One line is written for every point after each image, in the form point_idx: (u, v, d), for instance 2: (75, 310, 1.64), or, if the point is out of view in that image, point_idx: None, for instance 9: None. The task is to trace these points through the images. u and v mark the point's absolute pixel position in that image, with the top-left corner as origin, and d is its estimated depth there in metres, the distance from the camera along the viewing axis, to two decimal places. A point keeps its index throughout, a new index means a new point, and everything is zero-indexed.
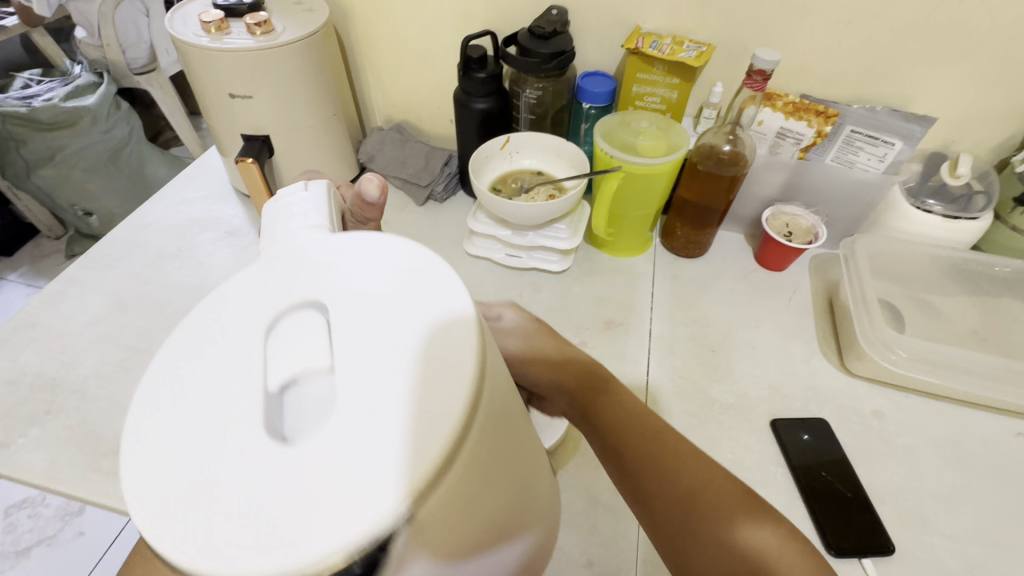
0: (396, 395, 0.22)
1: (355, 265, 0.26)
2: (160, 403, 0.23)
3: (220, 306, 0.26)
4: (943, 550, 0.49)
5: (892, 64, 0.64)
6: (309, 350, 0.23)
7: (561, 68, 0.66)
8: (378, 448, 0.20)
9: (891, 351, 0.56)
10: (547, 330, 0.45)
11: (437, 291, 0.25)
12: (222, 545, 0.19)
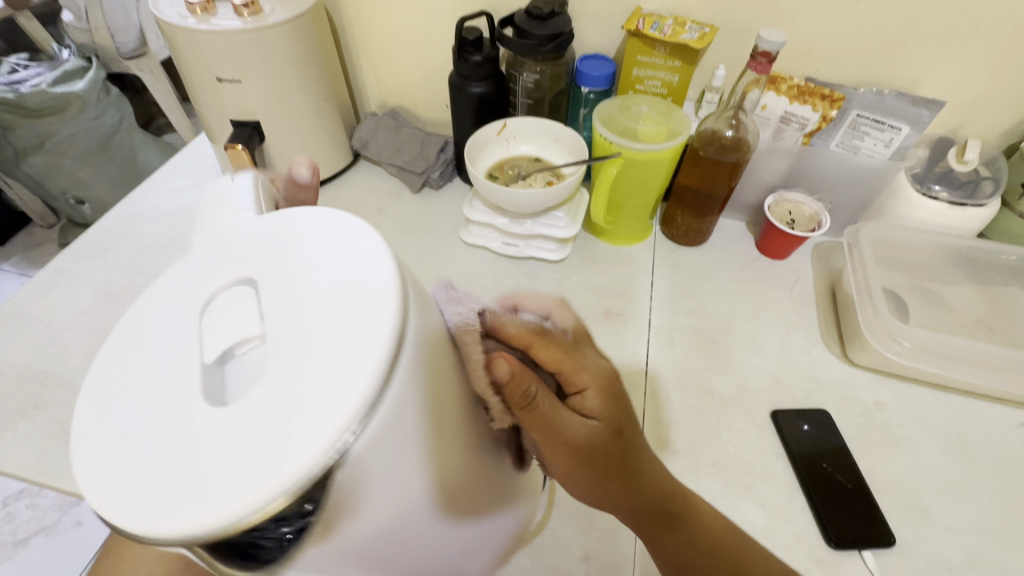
0: (317, 344, 0.21)
1: (280, 235, 0.26)
2: (107, 397, 0.23)
3: (164, 304, 0.25)
4: (944, 543, 0.48)
5: (900, 46, 0.62)
6: (240, 321, 0.23)
7: (560, 51, 0.64)
8: (304, 393, 0.20)
9: (895, 342, 0.55)
10: (625, 450, 0.38)
11: (352, 239, 0.24)
12: (167, 510, 0.19)
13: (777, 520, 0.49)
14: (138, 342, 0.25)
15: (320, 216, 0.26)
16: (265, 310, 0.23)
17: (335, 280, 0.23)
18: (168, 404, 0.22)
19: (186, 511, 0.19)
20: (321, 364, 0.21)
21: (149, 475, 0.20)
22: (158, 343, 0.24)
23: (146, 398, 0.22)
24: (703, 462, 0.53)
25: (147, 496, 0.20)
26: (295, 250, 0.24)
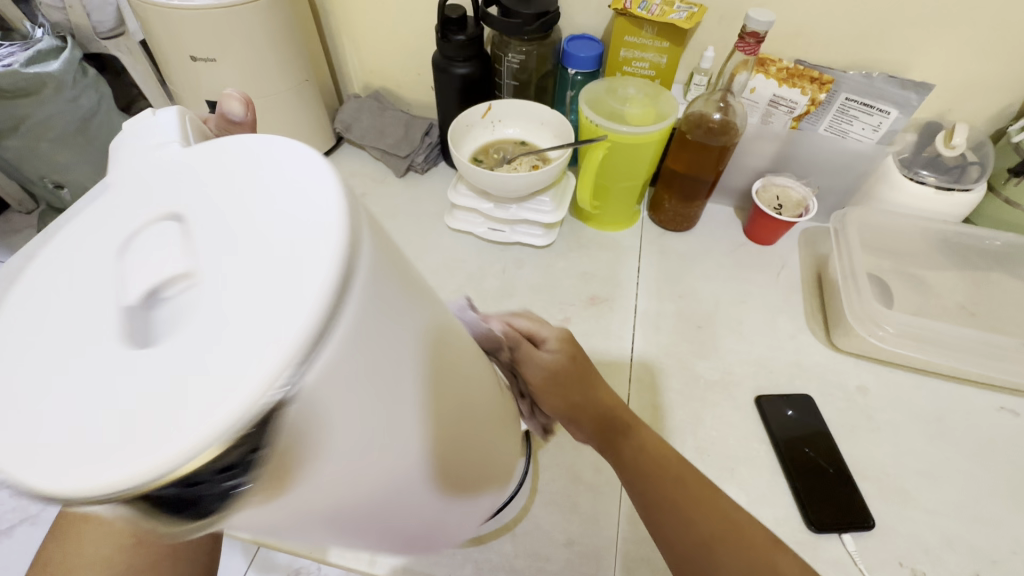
0: (265, 265, 0.16)
1: (212, 158, 0.20)
2: (3, 361, 0.17)
3: (70, 250, 0.19)
4: (923, 524, 0.49)
5: (890, 28, 0.61)
6: (165, 252, 0.17)
7: (545, 31, 0.63)
8: (251, 319, 0.15)
9: (880, 327, 0.55)
10: (581, 372, 0.41)
11: (299, 153, 0.19)
12: (84, 479, 0.14)
13: (759, 504, 0.49)
14: (47, 278, 0.19)
15: (266, 133, 0.20)
16: (195, 236, 0.17)
17: (297, 198, 0.18)
18: (90, 348, 0.16)
19: (100, 482, 0.14)
20: (268, 284, 0.16)
21: (68, 436, 0.15)
22: (66, 286, 0.18)
23: (61, 343, 0.17)
24: (687, 447, 0.53)
25: (65, 460, 0.15)
26: (247, 168, 0.19)
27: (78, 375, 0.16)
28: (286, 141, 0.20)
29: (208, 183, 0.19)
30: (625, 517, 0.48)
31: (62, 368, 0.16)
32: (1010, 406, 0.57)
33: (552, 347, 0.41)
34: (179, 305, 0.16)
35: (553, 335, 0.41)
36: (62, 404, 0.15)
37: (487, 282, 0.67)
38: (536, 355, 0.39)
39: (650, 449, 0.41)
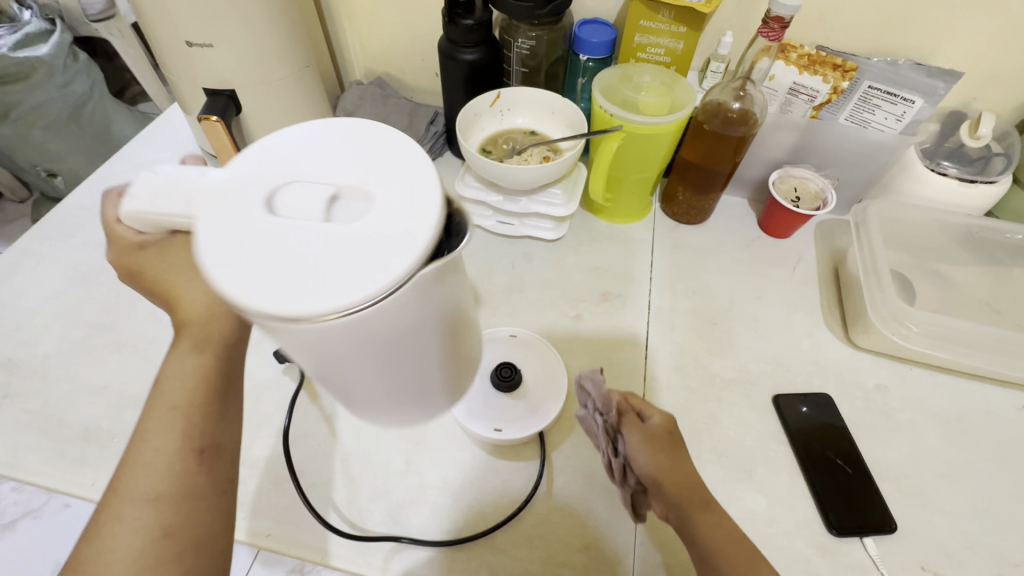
0: (388, 167, 0.27)
1: (279, 151, 0.28)
2: (250, 274, 0.23)
3: (227, 217, 0.25)
4: (944, 527, 0.48)
5: (917, 12, 0.58)
6: (316, 186, 0.26)
7: (557, 15, 0.60)
8: (402, 186, 0.26)
9: (903, 325, 0.54)
10: (682, 451, 0.42)
11: (338, 125, 0.29)
12: (375, 279, 0.23)
13: (777, 506, 0.48)
14: (220, 226, 0.25)
15: (299, 124, 0.29)
16: (326, 176, 0.27)
17: (372, 138, 0.28)
18: (314, 230, 0.25)
19: (386, 275, 0.23)
20: (397, 173, 0.27)
21: (327, 279, 0.23)
22: (252, 225, 0.25)
23: (282, 241, 0.24)
24: (703, 448, 0.52)
25: (341, 290, 0.23)
26: (319, 135, 0.29)
27: (315, 245, 0.24)
28: (314, 126, 0.29)
29: (314, 144, 0.28)
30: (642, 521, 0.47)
31: (305, 250, 0.24)
32: None
33: (655, 418, 0.44)
34: (351, 203, 0.26)
35: (660, 415, 0.44)
36: (319, 264, 0.24)
37: (495, 277, 0.65)
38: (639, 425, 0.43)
39: (726, 535, 0.37)
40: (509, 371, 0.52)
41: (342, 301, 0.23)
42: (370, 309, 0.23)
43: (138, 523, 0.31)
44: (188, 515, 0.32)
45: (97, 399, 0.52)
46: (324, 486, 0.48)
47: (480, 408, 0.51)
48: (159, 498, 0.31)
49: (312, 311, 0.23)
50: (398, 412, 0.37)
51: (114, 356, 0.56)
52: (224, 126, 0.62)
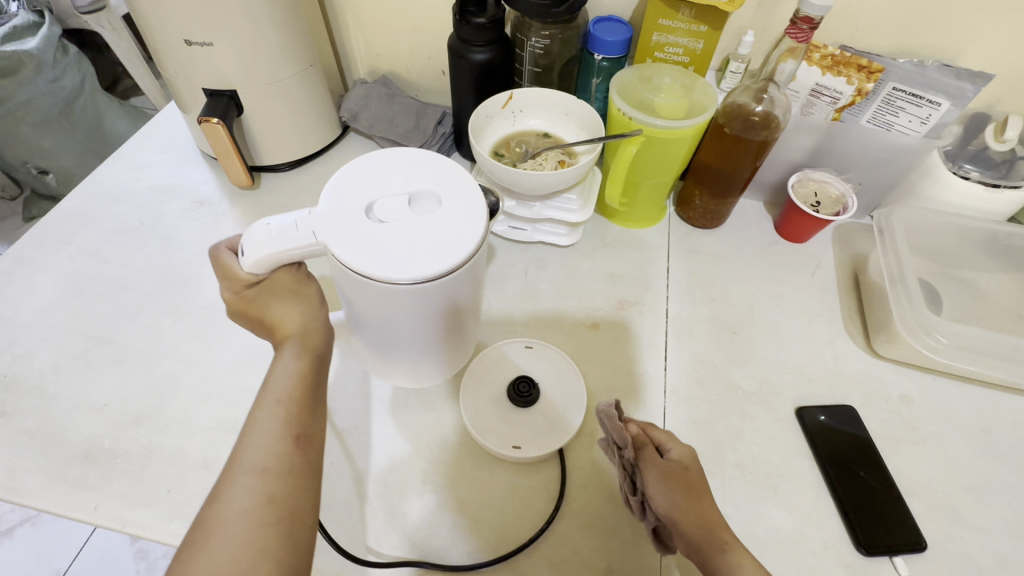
0: (436, 175, 0.41)
1: (352, 186, 0.40)
2: (384, 259, 0.36)
3: (349, 232, 0.37)
4: (974, 544, 0.47)
5: (946, 11, 0.56)
6: (394, 197, 0.39)
7: (573, 13, 0.58)
8: (451, 184, 0.40)
9: (932, 337, 0.52)
10: (702, 489, 0.41)
11: (386, 159, 0.42)
12: (462, 238, 0.38)
13: (804, 524, 0.47)
14: (347, 238, 0.37)
15: (357, 164, 0.41)
16: (396, 191, 0.40)
17: (418, 161, 0.42)
18: (406, 224, 0.38)
19: (467, 236, 0.38)
20: (445, 176, 0.41)
21: (432, 246, 0.37)
22: (368, 231, 0.38)
23: (393, 230, 0.38)
24: (727, 464, 0.50)
25: (443, 248, 0.37)
26: (376, 166, 0.41)
27: (409, 231, 0.37)
28: (367, 164, 0.41)
29: (381, 169, 0.41)
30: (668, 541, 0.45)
31: (411, 232, 0.38)
32: None
33: (673, 449, 0.43)
34: (422, 204, 0.40)
35: (677, 447, 0.43)
36: (415, 243, 0.37)
37: (508, 284, 0.63)
38: (656, 458, 0.42)
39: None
40: (525, 384, 0.51)
41: (433, 261, 0.36)
42: (450, 264, 0.36)
43: (249, 490, 0.33)
44: (292, 483, 0.35)
45: (99, 416, 0.50)
46: (337, 507, 0.46)
47: (496, 425, 0.50)
48: (267, 470, 0.35)
49: (413, 275, 0.36)
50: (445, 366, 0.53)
51: (114, 371, 0.53)
52: (226, 129, 0.60)
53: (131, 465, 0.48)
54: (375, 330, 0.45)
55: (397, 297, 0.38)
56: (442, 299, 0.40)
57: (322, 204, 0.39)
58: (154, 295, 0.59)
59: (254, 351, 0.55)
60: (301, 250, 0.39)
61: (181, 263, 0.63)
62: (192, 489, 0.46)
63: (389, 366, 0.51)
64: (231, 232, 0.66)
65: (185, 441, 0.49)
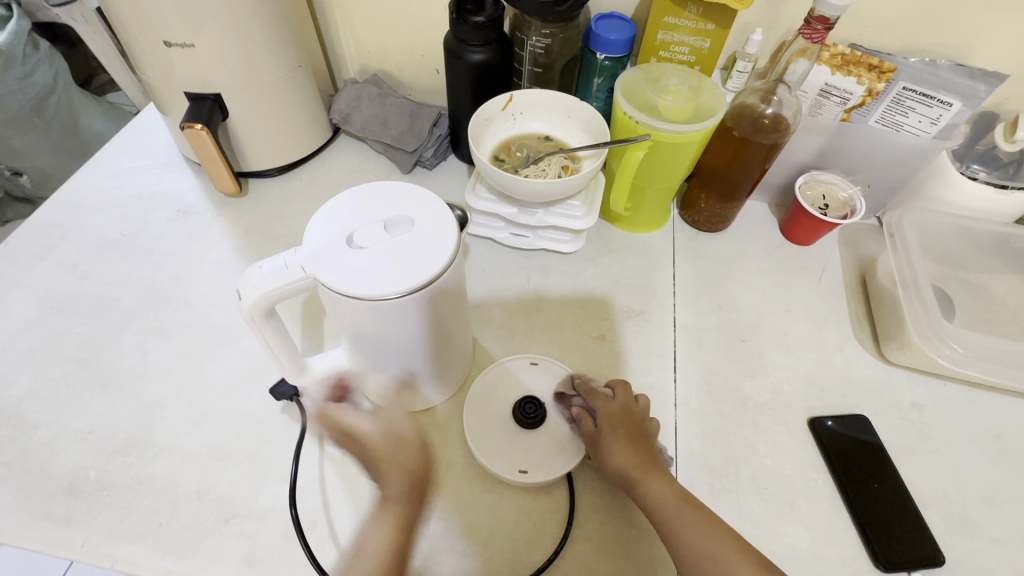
0: (405, 197, 0.41)
1: (329, 223, 0.39)
2: (380, 280, 0.36)
3: (340, 264, 0.36)
4: (992, 557, 0.46)
5: (957, 9, 0.55)
6: (371, 225, 0.38)
7: (574, 11, 0.55)
8: (422, 201, 0.40)
9: (946, 345, 0.51)
10: (624, 416, 0.46)
11: (356, 194, 0.41)
12: (443, 246, 0.38)
13: (821, 540, 0.46)
14: (339, 269, 0.36)
15: (329, 203, 0.40)
16: (371, 218, 0.39)
17: (387, 189, 0.41)
18: (386, 248, 0.37)
19: (446, 244, 0.38)
20: (413, 196, 0.41)
21: (418, 259, 0.37)
22: (357, 258, 0.37)
23: (378, 253, 0.37)
24: (741, 478, 0.49)
25: (427, 259, 0.37)
26: (347, 201, 0.40)
27: (390, 254, 0.37)
28: (339, 200, 0.40)
29: (353, 201, 0.40)
30: None
31: (396, 250, 0.37)
32: None
33: (600, 414, 0.46)
34: (397, 228, 0.39)
35: (605, 408, 0.46)
36: (396, 262, 0.36)
37: (510, 294, 0.61)
38: (587, 426, 0.46)
39: (658, 503, 0.40)
40: (532, 405, 0.49)
41: (414, 273, 0.36)
42: (432, 275, 0.36)
43: None
44: None
45: (83, 445, 0.48)
46: (340, 537, 0.44)
47: (501, 447, 0.48)
48: None
49: (399, 289, 0.35)
50: (442, 392, 0.52)
51: (98, 397, 0.51)
52: (211, 135, 0.57)
53: (120, 498, 0.45)
54: (367, 353, 0.44)
55: (385, 317, 0.38)
56: (429, 311, 0.40)
57: (303, 241, 0.38)
58: (138, 312, 0.56)
59: (248, 371, 0.53)
60: (292, 289, 0.37)
61: (166, 277, 0.60)
62: (186, 522, 0.44)
63: (385, 392, 0.49)
64: (219, 243, 0.63)
65: (176, 471, 0.47)
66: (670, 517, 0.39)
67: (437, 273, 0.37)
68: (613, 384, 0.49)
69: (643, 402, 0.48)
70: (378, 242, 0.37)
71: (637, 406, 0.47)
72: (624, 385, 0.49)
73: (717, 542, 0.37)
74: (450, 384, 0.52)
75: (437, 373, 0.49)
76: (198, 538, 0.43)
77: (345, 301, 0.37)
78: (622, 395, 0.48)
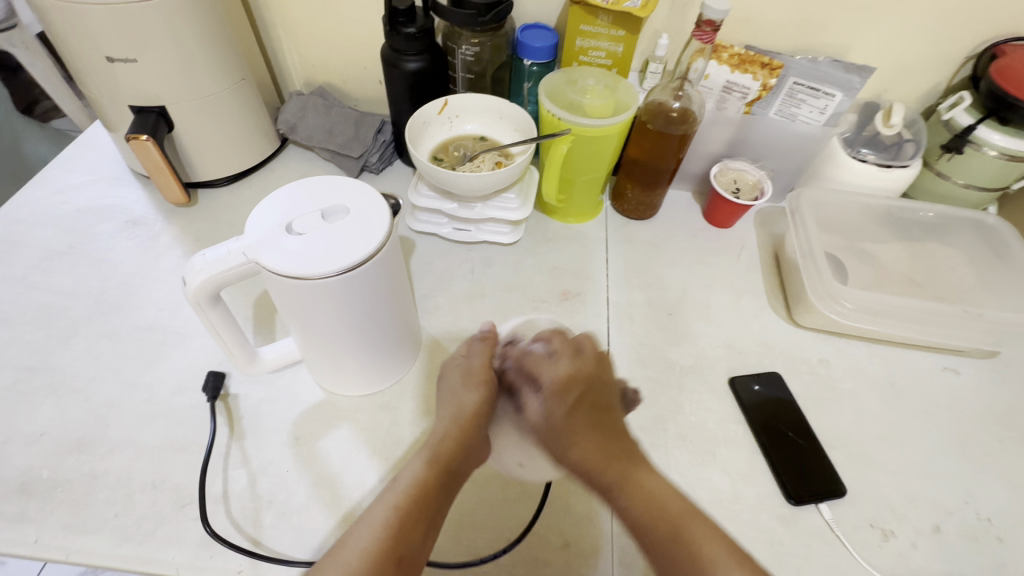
0: (343, 189, 0.44)
1: (270, 214, 0.42)
2: (315, 262, 0.39)
3: (278, 249, 0.39)
4: (888, 485, 0.52)
5: (832, 13, 0.63)
6: (309, 214, 0.42)
7: (498, 21, 0.60)
8: (358, 192, 0.44)
9: (838, 303, 0.58)
10: (573, 393, 0.45)
11: (297, 187, 0.44)
12: (376, 230, 0.41)
13: (740, 483, 0.51)
14: (277, 253, 0.39)
15: (271, 196, 0.43)
16: (309, 209, 0.42)
17: (326, 182, 0.45)
18: (322, 233, 0.41)
19: (377, 228, 0.41)
20: (351, 189, 0.44)
21: (351, 242, 0.40)
22: (295, 244, 0.40)
23: (315, 238, 0.40)
24: (669, 434, 0.54)
25: (360, 242, 0.40)
26: (288, 194, 0.44)
27: (327, 237, 0.40)
28: (281, 194, 0.44)
29: (294, 194, 0.44)
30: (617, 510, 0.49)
31: (332, 235, 0.41)
32: (951, 364, 0.62)
33: (549, 394, 0.46)
34: (334, 217, 0.43)
35: (550, 378, 0.46)
36: (333, 244, 0.40)
37: (456, 284, 0.65)
38: (530, 405, 0.47)
39: (634, 511, 0.40)
40: None
41: (348, 253, 0.40)
42: (366, 254, 0.40)
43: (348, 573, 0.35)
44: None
45: (34, 447, 0.48)
46: (296, 513, 0.47)
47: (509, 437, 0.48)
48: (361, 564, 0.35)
49: (337, 267, 0.39)
50: (391, 376, 0.54)
51: (50, 401, 0.52)
52: (156, 146, 0.59)
53: (75, 494, 0.46)
54: (313, 339, 0.47)
55: (325, 296, 0.41)
56: (367, 293, 0.43)
57: (245, 230, 0.41)
58: (88, 319, 0.58)
59: (200, 368, 0.55)
60: (235, 273, 0.40)
61: (116, 284, 0.61)
62: (142, 511, 0.46)
63: (336, 377, 0.52)
64: (169, 250, 0.65)
65: (130, 464, 0.48)
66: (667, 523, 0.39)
67: (370, 254, 0.40)
68: (551, 342, 0.49)
69: (595, 359, 0.48)
70: (316, 229, 0.41)
71: (589, 372, 0.47)
72: (563, 339, 0.49)
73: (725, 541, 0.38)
74: (399, 368, 0.55)
75: (384, 357, 0.52)
76: (154, 525, 0.45)
77: (284, 283, 0.40)
78: (568, 365, 0.47)
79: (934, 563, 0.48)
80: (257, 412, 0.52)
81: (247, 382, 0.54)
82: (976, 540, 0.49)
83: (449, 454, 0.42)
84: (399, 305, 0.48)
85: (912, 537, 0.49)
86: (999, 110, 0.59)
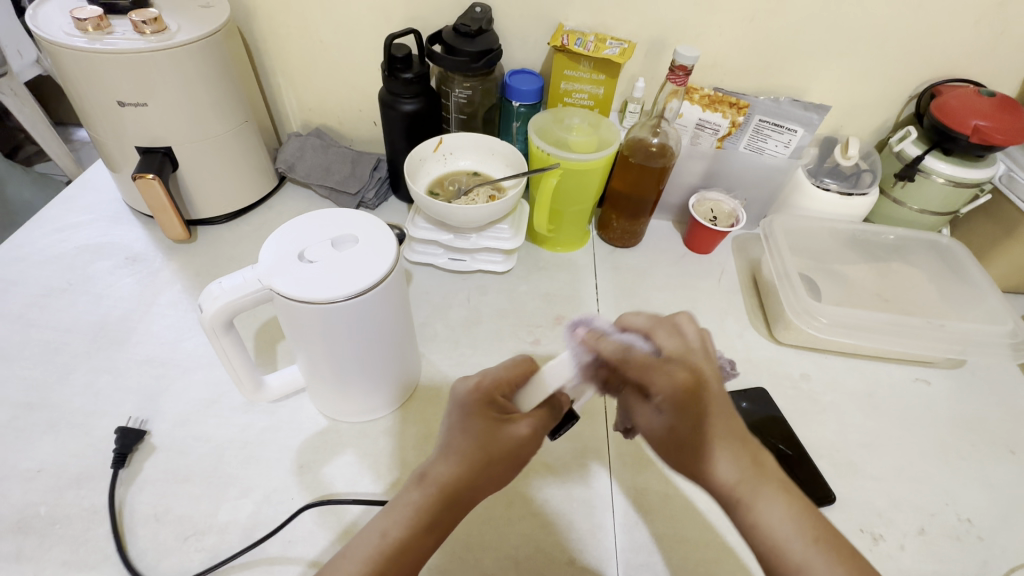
0: (351, 219, 0.47)
1: (284, 242, 0.44)
2: (327, 286, 0.41)
3: (294, 274, 0.42)
4: (872, 490, 0.55)
5: (790, 59, 0.70)
6: (321, 242, 0.44)
7: (489, 67, 0.66)
8: (367, 222, 0.47)
9: (814, 319, 0.62)
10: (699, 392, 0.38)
11: (308, 220, 0.46)
12: (383, 257, 0.44)
13: None
14: (293, 277, 0.41)
15: (284, 227, 0.46)
16: (320, 237, 0.45)
17: (335, 215, 0.47)
18: (332, 259, 0.43)
19: (385, 254, 0.44)
20: (358, 220, 0.47)
21: (360, 267, 0.43)
22: (309, 270, 0.42)
23: (327, 264, 0.43)
24: None
25: (370, 266, 0.43)
26: (300, 225, 0.46)
27: (337, 264, 0.43)
28: (296, 225, 0.46)
29: (308, 223, 0.46)
30: (620, 527, 0.50)
31: (342, 259, 0.43)
32: (922, 375, 0.66)
33: (669, 406, 0.37)
34: (343, 244, 0.45)
35: (667, 389, 0.36)
36: (344, 268, 0.42)
37: (453, 311, 0.67)
38: (647, 410, 0.39)
39: (781, 526, 0.38)
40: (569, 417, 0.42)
41: (359, 277, 0.42)
42: (377, 278, 0.42)
43: None
44: None
45: (32, 483, 0.48)
46: (302, 540, 0.47)
47: None
48: None
49: (346, 291, 0.41)
50: (392, 403, 0.55)
51: (47, 436, 0.51)
52: (162, 185, 0.61)
53: (75, 529, 0.46)
54: (321, 366, 0.48)
55: (334, 320, 0.42)
56: (374, 320, 0.45)
57: (258, 259, 0.43)
58: (87, 354, 0.58)
59: (202, 400, 0.55)
60: (248, 299, 0.42)
61: (115, 319, 0.62)
62: (144, 544, 0.45)
63: (340, 404, 0.53)
64: (168, 286, 0.66)
65: (131, 497, 0.48)
66: (737, 498, 0.39)
67: (383, 277, 0.43)
68: (651, 337, 0.39)
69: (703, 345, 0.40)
70: (327, 254, 0.43)
71: (701, 375, 0.38)
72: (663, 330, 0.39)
73: (803, 534, 0.37)
74: (399, 395, 0.55)
75: (388, 385, 0.53)
76: (157, 557, 0.45)
77: (296, 306, 0.41)
78: (682, 365, 0.38)
79: (922, 564, 0.50)
80: (261, 441, 0.53)
81: (249, 412, 0.55)
82: (958, 540, 0.52)
83: (434, 514, 0.38)
84: (404, 330, 0.50)
85: (900, 540, 0.51)
86: (943, 141, 0.66)
